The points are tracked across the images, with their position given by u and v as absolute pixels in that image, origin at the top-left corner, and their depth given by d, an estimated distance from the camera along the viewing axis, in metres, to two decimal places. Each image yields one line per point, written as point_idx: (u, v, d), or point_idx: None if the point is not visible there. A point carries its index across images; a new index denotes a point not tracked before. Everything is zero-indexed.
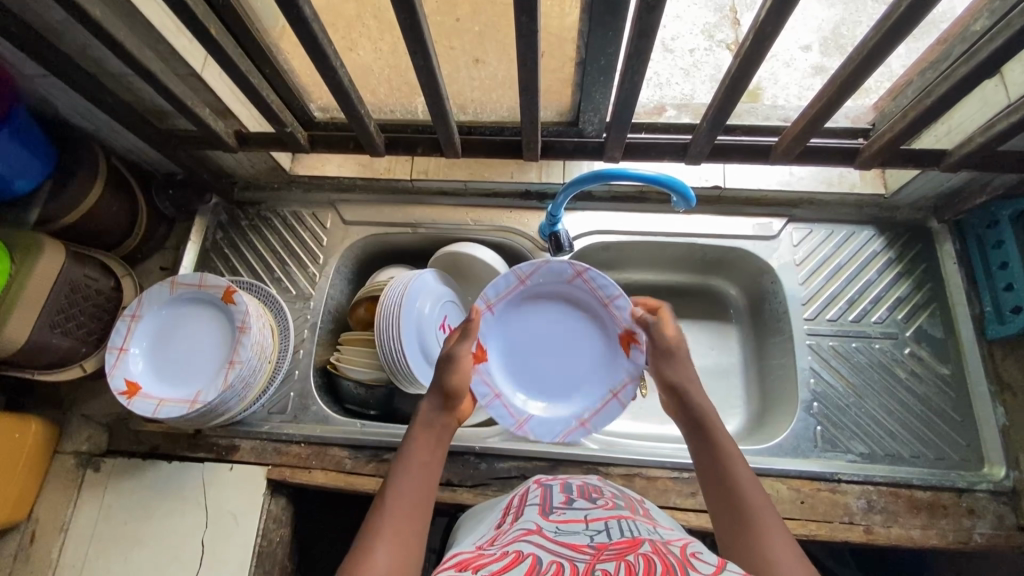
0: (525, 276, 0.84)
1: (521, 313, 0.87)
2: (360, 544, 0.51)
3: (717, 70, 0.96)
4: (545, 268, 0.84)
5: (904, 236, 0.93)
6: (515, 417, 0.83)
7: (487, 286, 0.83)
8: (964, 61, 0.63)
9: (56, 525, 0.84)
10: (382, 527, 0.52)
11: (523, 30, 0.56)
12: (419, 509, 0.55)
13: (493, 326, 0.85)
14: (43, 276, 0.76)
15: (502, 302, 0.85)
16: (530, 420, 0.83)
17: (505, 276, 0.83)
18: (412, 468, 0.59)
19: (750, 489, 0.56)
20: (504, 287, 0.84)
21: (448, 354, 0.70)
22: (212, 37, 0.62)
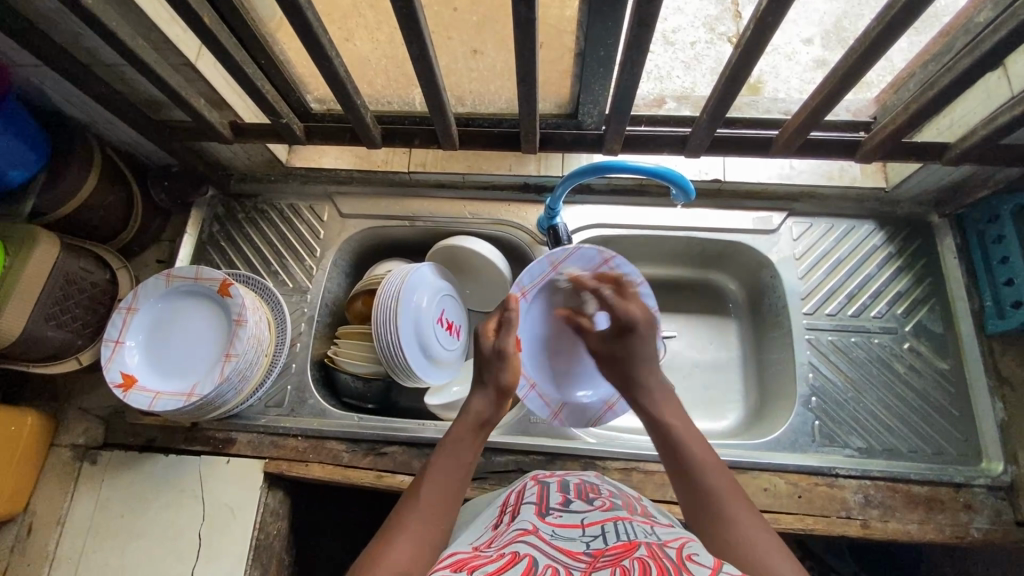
0: (557, 263, 0.82)
1: (553, 299, 0.85)
2: (386, 531, 0.53)
3: (717, 62, 0.95)
4: (577, 254, 0.81)
5: (904, 231, 0.92)
6: (550, 407, 0.85)
7: (522, 273, 0.81)
8: (968, 53, 0.62)
9: (53, 518, 0.84)
10: (409, 518, 0.54)
11: (520, 20, 0.55)
12: (449, 500, 0.57)
13: (528, 311, 0.84)
14: (37, 268, 0.76)
15: (535, 289, 0.84)
16: (563, 407, 0.86)
17: (540, 263, 0.81)
18: (447, 462, 0.60)
19: (716, 480, 0.58)
20: (538, 273, 0.82)
21: (493, 351, 0.69)
22: (206, 26, 0.61)
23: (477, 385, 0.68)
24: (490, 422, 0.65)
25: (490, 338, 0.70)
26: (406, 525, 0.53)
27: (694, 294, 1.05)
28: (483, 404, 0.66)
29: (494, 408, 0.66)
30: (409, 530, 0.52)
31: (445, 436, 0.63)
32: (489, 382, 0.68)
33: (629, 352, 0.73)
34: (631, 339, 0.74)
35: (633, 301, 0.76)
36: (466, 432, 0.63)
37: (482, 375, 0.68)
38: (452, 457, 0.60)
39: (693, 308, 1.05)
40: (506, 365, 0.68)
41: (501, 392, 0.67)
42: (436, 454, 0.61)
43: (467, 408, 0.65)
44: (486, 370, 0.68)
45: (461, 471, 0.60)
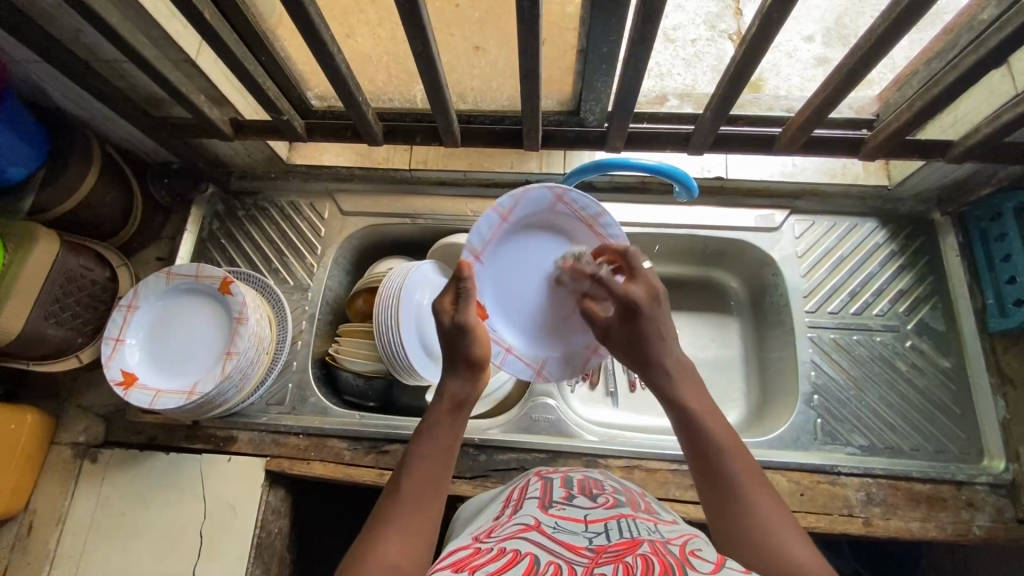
0: (505, 212, 0.76)
1: (511, 251, 0.80)
2: (368, 533, 0.49)
3: (719, 60, 0.95)
4: (524, 199, 0.75)
5: (907, 228, 0.92)
6: (531, 365, 0.82)
7: (471, 234, 0.75)
8: (973, 50, 0.62)
9: (54, 516, 0.84)
10: (391, 517, 0.50)
11: (523, 16, 0.54)
12: (435, 492, 0.52)
13: (489, 274, 0.79)
14: (37, 265, 0.76)
15: (488, 248, 0.78)
16: (545, 365, 0.83)
17: (486, 218, 0.75)
18: (429, 449, 0.55)
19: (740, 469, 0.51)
20: (488, 230, 0.76)
21: (454, 327, 0.61)
22: (207, 22, 0.60)
23: (447, 365, 0.61)
24: (470, 402, 0.60)
25: (449, 313, 0.62)
26: (389, 523, 0.49)
27: (696, 292, 1.05)
28: (459, 383, 0.60)
29: (470, 387, 0.60)
30: (395, 530, 0.49)
31: (422, 420, 0.58)
32: (458, 361, 0.61)
33: (637, 331, 0.63)
34: (638, 321, 0.62)
35: (639, 280, 0.64)
36: (444, 414, 0.58)
37: (449, 354, 0.61)
38: (435, 443, 0.55)
39: (695, 306, 1.05)
40: (472, 336, 0.61)
41: (474, 366, 0.61)
42: (414, 442, 0.56)
43: (441, 388, 0.60)
44: (453, 349, 0.61)
45: (444, 458, 0.55)
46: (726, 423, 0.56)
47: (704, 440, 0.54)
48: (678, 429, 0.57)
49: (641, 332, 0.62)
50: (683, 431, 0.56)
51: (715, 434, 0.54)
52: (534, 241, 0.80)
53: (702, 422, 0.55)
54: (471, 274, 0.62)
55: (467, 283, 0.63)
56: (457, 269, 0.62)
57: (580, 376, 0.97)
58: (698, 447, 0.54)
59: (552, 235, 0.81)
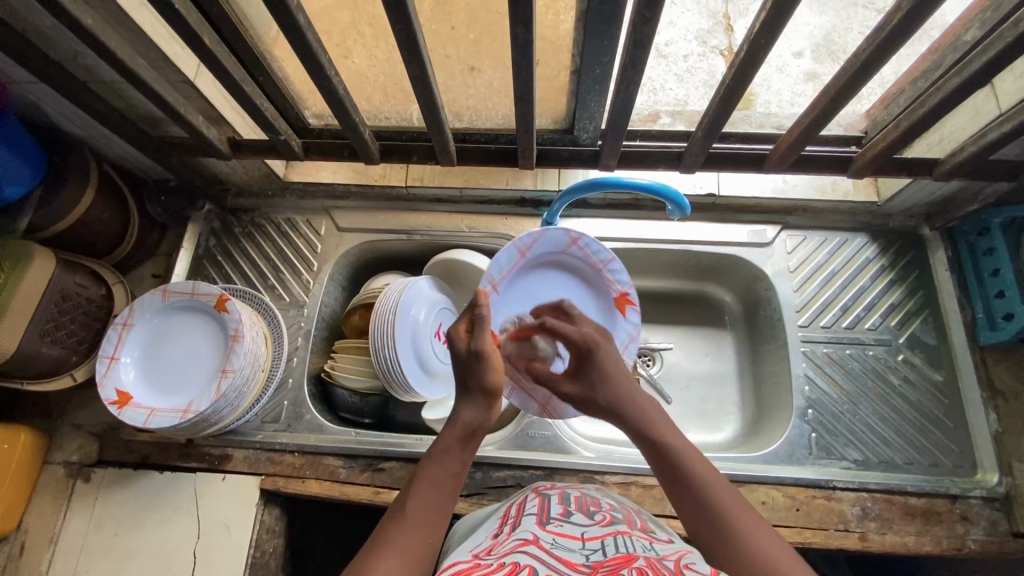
0: (524, 248, 0.83)
1: (526, 284, 0.86)
2: (364, 557, 0.49)
3: (710, 76, 0.97)
4: (543, 238, 0.83)
5: (897, 243, 0.94)
6: (538, 397, 0.82)
7: (492, 264, 0.81)
8: (956, 73, 0.63)
9: (46, 537, 0.83)
10: (390, 543, 0.49)
11: (517, 40, 0.56)
12: (436, 517, 0.53)
13: (504, 306, 0.84)
14: (32, 284, 0.76)
15: (506, 280, 0.83)
16: (553, 397, 0.84)
17: (508, 250, 0.81)
18: (434, 475, 0.55)
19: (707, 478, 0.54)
20: (507, 263, 0.82)
21: (469, 354, 0.62)
22: (206, 45, 0.61)
23: (462, 394, 0.61)
24: (482, 430, 0.60)
25: (464, 340, 0.64)
26: (387, 549, 0.49)
27: (690, 306, 1.06)
28: (473, 411, 0.60)
29: (485, 414, 0.60)
30: (392, 554, 0.48)
31: (431, 448, 0.58)
32: (474, 389, 0.61)
33: (599, 371, 0.65)
34: (596, 358, 0.65)
35: (583, 322, 0.72)
36: (453, 442, 0.58)
37: (465, 381, 0.62)
38: (438, 471, 0.55)
39: (690, 320, 1.06)
40: (487, 364, 0.61)
41: (491, 398, 0.61)
42: (421, 468, 0.56)
43: (455, 416, 0.60)
44: (467, 375, 0.62)
45: (449, 484, 0.55)
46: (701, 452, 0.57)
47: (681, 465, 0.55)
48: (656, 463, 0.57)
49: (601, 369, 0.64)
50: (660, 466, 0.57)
51: (690, 464, 0.55)
52: (545, 280, 0.87)
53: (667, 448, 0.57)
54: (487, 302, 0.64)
55: (482, 311, 0.64)
56: (472, 296, 0.64)
57: None
58: (676, 478, 0.55)
59: (564, 275, 0.87)
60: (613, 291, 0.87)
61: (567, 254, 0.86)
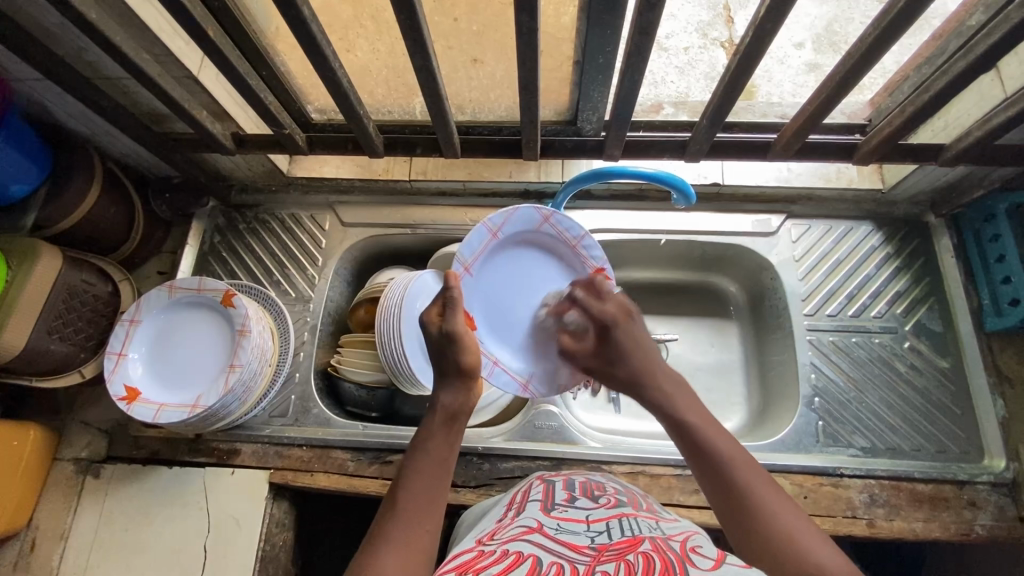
0: (495, 228, 0.78)
1: (500, 262, 0.81)
2: (367, 546, 0.49)
3: (712, 67, 0.96)
4: (515, 217, 0.79)
5: (902, 230, 0.94)
6: (517, 380, 0.79)
7: (462, 245, 0.77)
8: (961, 57, 0.63)
9: (57, 533, 0.84)
10: (391, 532, 0.50)
11: (522, 30, 0.56)
12: (433, 503, 0.53)
13: (479, 288, 0.79)
14: (40, 281, 0.76)
15: (477, 261, 0.79)
16: (534, 379, 0.80)
17: (477, 231, 0.77)
18: (423, 464, 0.55)
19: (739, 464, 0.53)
20: (478, 243, 0.78)
21: (442, 335, 0.63)
22: (210, 38, 0.61)
23: (439, 378, 0.62)
24: (463, 414, 0.60)
25: (437, 323, 0.64)
26: (388, 538, 0.49)
27: (695, 297, 1.06)
28: (452, 396, 0.61)
29: (463, 398, 0.61)
30: (393, 545, 0.48)
31: (418, 434, 0.59)
32: (449, 371, 0.62)
33: (619, 349, 0.67)
34: (612, 339, 0.67)
35: (609, 298, 0.71)
36: (438, 428, 0.58)
37: (441, 364, 0.63)
38: (429, 458, 0.56)
39: (695, 311, 1.06)
40: (461, 345, 0.62)
41: (466, 380, 0.62)
42: (411, 456, 0.56)
43: (436, 402, 0.61)
44: (443, 358, 0.63)
45: (441, 470, 0.55)
46: (729, 436, 0.56)
47: (706, 451, 0.55)
48: (686, 452, 0.57)
49: (619, 348, 0.66)
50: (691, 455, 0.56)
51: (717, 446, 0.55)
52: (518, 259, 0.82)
53: (698, 432, 0.56)
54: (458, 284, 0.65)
55: (453, 294, 0.65)
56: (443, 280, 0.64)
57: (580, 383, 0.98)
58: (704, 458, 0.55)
59: (538, 254, 0.83)
60: (587, 266, 0.84)
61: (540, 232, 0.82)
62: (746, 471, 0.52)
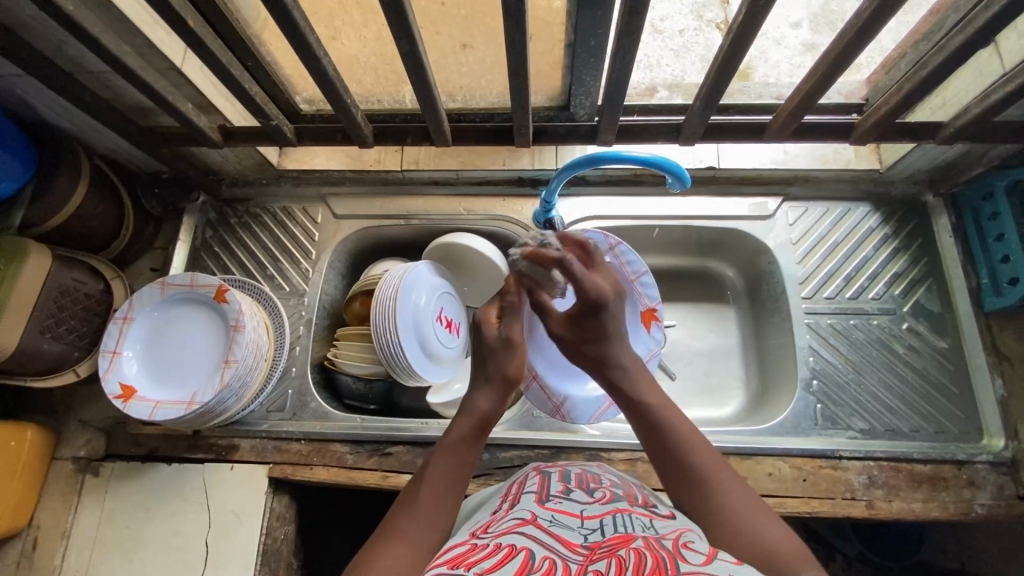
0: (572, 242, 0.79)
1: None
2: (378, 538, 0.50)
3: (707, 50, 0.94)
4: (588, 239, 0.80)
5: (900, 211, 0.93)
6: (553, 401, 0.83)
7: None
8: (960, 30, 0.62)
9: (58, 531, 0.84)
10: (403, 526, 0.50)
11: (509, 12, 0.54)
12: (447, 507, 0.53)
13: None
14: (30, 282, 0.75)
15: None
16: (568, 403, 0.83)
17: None
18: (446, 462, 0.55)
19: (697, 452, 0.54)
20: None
21: (499, 339, 0.62)
22: (191, 28, 0.60)
23: (481, 378, 0.62)
24: (495, 421, 0.59)
25: (493, 325, 0.63)
26: (399, 534, 0.50)
27: (693, 283, 1.05)
28: (487, 399, 0.60)
29: (499, 404, 0.60)
30: (402, 542, 0.49)
31: (445, 432, 0.58)
32: (492, 376, 0.61)
33: (599, 329, 0.62)
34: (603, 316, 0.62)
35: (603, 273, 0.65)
36: (466, 430, 0.58)
37: (484, 368, 0.62)
38: (454, 458, 0.56)
39: (693, 297, 1.05)
40: (513, 353, 0.61)
41: (507, 387, 0.61)
42: (435, 453, 0.56)
43: (470, 404, 0.59)
44: (488, 363, 0.62)
45: (461, 471, 0.55)
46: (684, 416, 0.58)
47: (664, 437, 0.56)
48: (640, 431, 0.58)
49: (603, 330, 0.62)
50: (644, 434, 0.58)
51: (672, 428, 0.56)
52: None
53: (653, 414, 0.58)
54: (517, 290, 0.65)
55: (511, 299, 0.64)
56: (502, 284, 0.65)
57: None
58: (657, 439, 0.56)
59: None
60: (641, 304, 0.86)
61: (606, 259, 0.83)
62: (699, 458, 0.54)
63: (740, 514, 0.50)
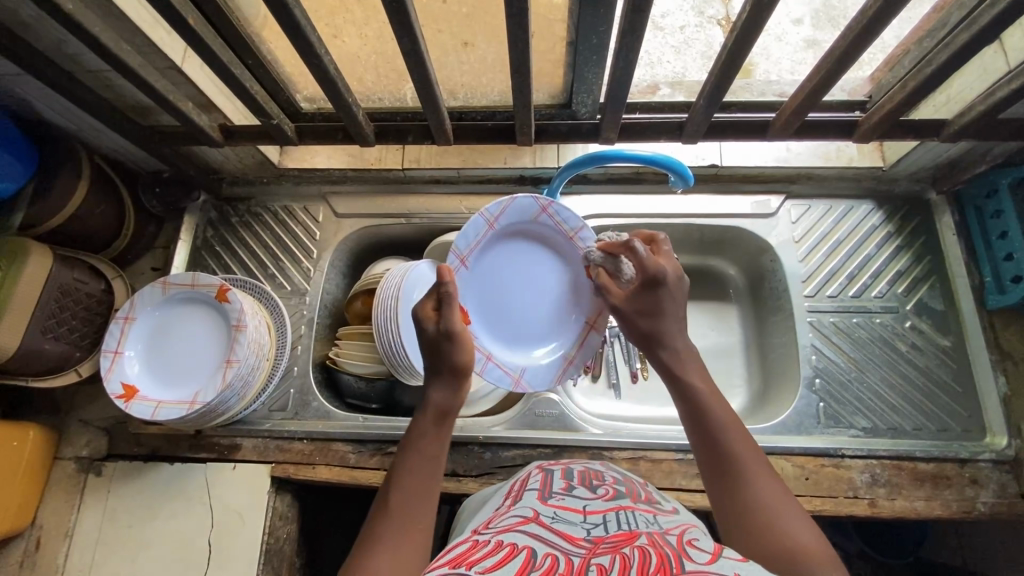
0: (493, 220, 0.76)
1: (494, 259, 0.79)
2: (360, 548, 0.48)
3: (708, 47, 0.94)
4: (511, 207, 0.76)
5: (903, 209, 0.92)
6: (510, 375, 0.78)
7: (457, 236, 0.75)
8: (965, 27, 0.61)
9: (61, 531, 0.84)
10: (382, 533, 0.49)
11: (511, 10, 0.54)
12: (425, 502, 0.52)
13: (472, 280, 0.78)
14: (31, 282, 0.75)
15: (473, 253, 0.77)
16: (525, 374, 0.79)
17: (472, 221, 0.75)
18: (414, 462, 0.54)
19: (737, 441, 0.52)
20: (474, 235, 0.76)
21: (439, 333, 0.58)
22: (191, 27, 0.59)
23: (430, 371, 0.59)
24: (455, 408, 0.58)
25: (433, 318, 0.60)
26: (380, 540, 0.48)
27: (695, 282, 1.05)
28: (443, 392, 0.58)
29: (453, 394, 0.58)
30: (387, 546, 0.48)
31: (407, 433, 0.57)
32: (441, 367, 0.58)
33: (655, 304, 0.62)
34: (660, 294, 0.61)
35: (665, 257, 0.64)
36: (428, 425, 0.56)
37: (433, 361, 0.59)
38: (421, 457, 0.54)
39: (694, 296, 1.05)
40: (458, 344, 0.58)
41: (458, 376, 0.58)
42: (401, 455, 0.55)
43: (425, 399, 0.57)
44: (436, 355, 0.59)
45: (431, 467, 0.54)
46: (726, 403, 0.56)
47: (704, 420, 0.54)
48: (682, 410, 0.56)
49: (658, 304, 0.62)
50: (687, 413, 0.56)
51: (714, 412, 0.54)
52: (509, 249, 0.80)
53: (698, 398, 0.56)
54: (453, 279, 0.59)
55: (448, 288, 0.59)
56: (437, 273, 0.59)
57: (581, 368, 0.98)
58: (698, 420, 0.55)
59: (534, 248, 0.81)
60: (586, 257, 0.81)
61: (538, 223, 0.79)
62: (737, 446, 0.52)
63: (773, 509, 0.48)
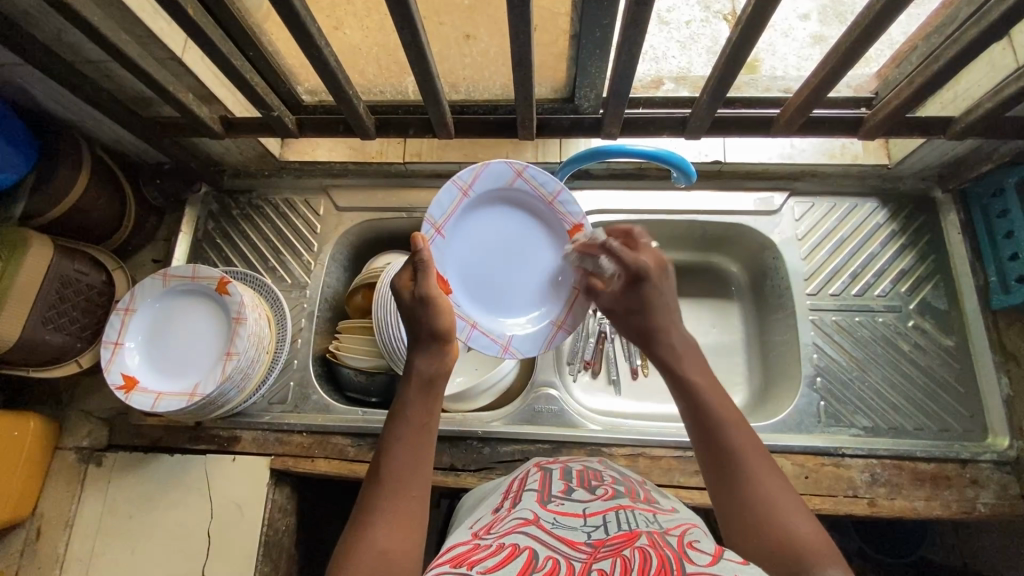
0: (467, 186, 0.74)
1: (475, 225, 0.77)
2: (355, 524, 0.48)
3: (714, 42, 0.93)
4: (485, 173, 0.75)
5: (908, 207, 0.91)
6: (498, 342, 0.77)
7: (430, 207, 0.72)
8: (974, 23, 0.60)
9: (62, 519, 0.84)
10: (375, 509, 0.48)
11: (512, 3, 0.53)
12: (418, 473, 0.51)
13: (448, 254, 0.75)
14: (31, 273, 0.75)
15: (450, 223, 0.75)
16: (513, 340, 0.78)
17: (447, 189, 0.73)
18: (405, 433, 0.53)
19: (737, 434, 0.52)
20: (449, 203, 0.74)
21: (415, 303, 0.58)
22: (191, 18, 0.59)
23: (413, 342, 0.58)
24: (442, 377, 0.57)
25: (409, 288, 0.59)
26: (374, 515, 0.48)
27: (697, 279, 1.05)
28: (426, 359, 0.57)
29: (438, 360, 0.57)
30: (385, 521, 0.47)
31: (393, 405, 0.56)
32: (423, 336, 0.58)
33: (643, 299, 0.64)
34: (642, 289, 0.64)
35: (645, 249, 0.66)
36: (416, 395, 0.55)
37: (414, 328, 0.58)
38: (409, 427, 0.53)
39: (696, 292, 1.04)
40: (434, 309, 0.57)
41: (440, 341, 0.57)
42: (389, 427, 0.54)
43: (409, 367, 0.57)
44: (416, 323, 0.58)
45: (423, 437, 0.53)
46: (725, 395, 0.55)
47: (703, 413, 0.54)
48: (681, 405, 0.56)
49: (646, 300, 0.64)
50: (685, 408, 0.55)
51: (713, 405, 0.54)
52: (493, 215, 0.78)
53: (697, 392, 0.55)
54: (426, 247, 0.57)
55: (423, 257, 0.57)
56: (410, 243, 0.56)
57: (581, 364, 0.98)
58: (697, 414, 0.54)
59: (514, 212, 0.79)
60: (566, 224, 0.78)
61: (513, 187, 0.77)
62: (737, 439, 0.51)
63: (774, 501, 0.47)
